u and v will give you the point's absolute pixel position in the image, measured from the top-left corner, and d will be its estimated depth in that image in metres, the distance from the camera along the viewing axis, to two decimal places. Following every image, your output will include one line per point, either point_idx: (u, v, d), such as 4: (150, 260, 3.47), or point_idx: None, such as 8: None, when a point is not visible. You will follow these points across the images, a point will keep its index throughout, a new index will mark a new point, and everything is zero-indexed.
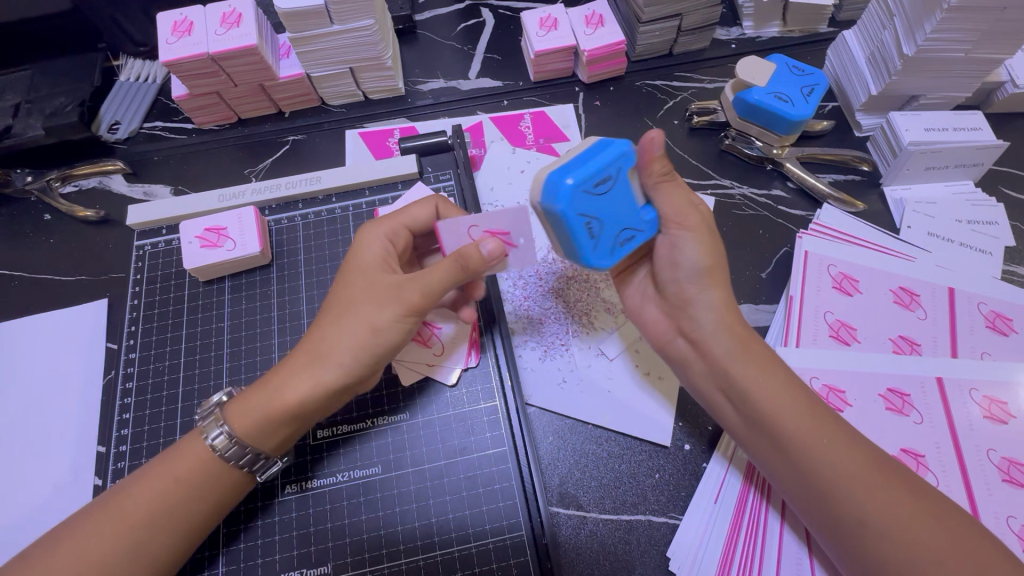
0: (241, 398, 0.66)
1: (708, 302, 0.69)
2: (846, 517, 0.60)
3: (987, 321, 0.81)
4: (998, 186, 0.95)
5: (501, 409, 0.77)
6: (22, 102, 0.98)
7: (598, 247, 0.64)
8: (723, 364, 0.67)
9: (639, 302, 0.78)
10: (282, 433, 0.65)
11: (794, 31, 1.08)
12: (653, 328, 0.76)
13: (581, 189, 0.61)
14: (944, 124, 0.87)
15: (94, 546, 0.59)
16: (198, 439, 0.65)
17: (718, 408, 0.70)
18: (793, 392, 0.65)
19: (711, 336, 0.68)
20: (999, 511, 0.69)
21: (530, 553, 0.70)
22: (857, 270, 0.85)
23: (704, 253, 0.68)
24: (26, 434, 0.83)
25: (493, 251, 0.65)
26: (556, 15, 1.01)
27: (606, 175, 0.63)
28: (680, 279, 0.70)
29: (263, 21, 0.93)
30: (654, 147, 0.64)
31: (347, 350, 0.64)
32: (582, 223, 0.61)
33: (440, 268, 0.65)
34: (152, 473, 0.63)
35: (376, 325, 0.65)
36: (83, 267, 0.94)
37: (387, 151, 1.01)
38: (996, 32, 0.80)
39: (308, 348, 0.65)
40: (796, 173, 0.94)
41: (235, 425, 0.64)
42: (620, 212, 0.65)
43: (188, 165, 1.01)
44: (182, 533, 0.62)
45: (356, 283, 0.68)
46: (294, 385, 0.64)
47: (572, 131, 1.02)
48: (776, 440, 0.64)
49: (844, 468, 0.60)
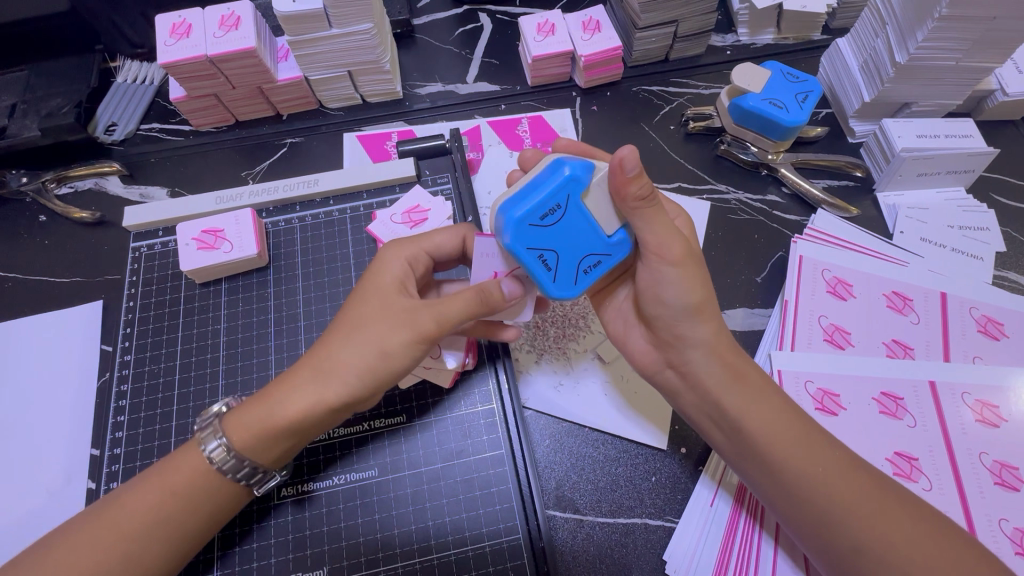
0: (240, 410, 0.65)
1: (698, 338, 0.68)
2: (845, 545, 0.60)
3: (979, 326, 0.82)
4: (989, 193, 0.96)
5: (498, 412, 0.77)
6: (18, 103, 0.97)
7: (556, 278, 0.63)
8: (714, 394, 0.68)
9: (623, 330, 0.78)
10: (279, 448, 0.64)
11: (788, 38, 1.10)
12: (641, 358, 0.76)
13: (528, 222, 0.61)
14: (935, 131, 0.89)
15: (85, 552, 0.58)
16: (195, 448, 0.64)
17: (709, 434, 0.70)
18: (786, 418, 0.66)
19: (702, 365, 0.68)
20: (992, 514, 0.70)
21: (527, 557, 0.70)
22: (851, 274, 0.86)
23: (690, 291, 0.66)
24: (18, 437, 0.82)
25: (513, 292, 0.66)
26: (554, 21, 1.01)
27: (557, 203, 0.62)
28: (667, 315, 0.68)
29: (263, 25, 0.94)
30: (626, 169, 0.58)
31: (352, 368, 0.63)
32: (533, 257, 0.62)
33: (459, 299, 0.65)
34: (148, 481, 0.63)
35: (385, 348, 0.64)
36: (77, 269, 0.93)
37: (385, 154, 1.01)
38: (987, 41, 0.81)
39: (311, 362, 0.64)
40: (791, 178, 0.95)
41: (235, 439, 0.63)
42: (580, 240, 0.64)
43: (185, 167, 1.01)
44: (172, 546, 0.61)
45: (373, 301, 0.67)
46: (297, 401, 0.62)
47: (569, 135, 1.03)
48: (771, 467, 0.64)
49: (841, 498, 0.61)
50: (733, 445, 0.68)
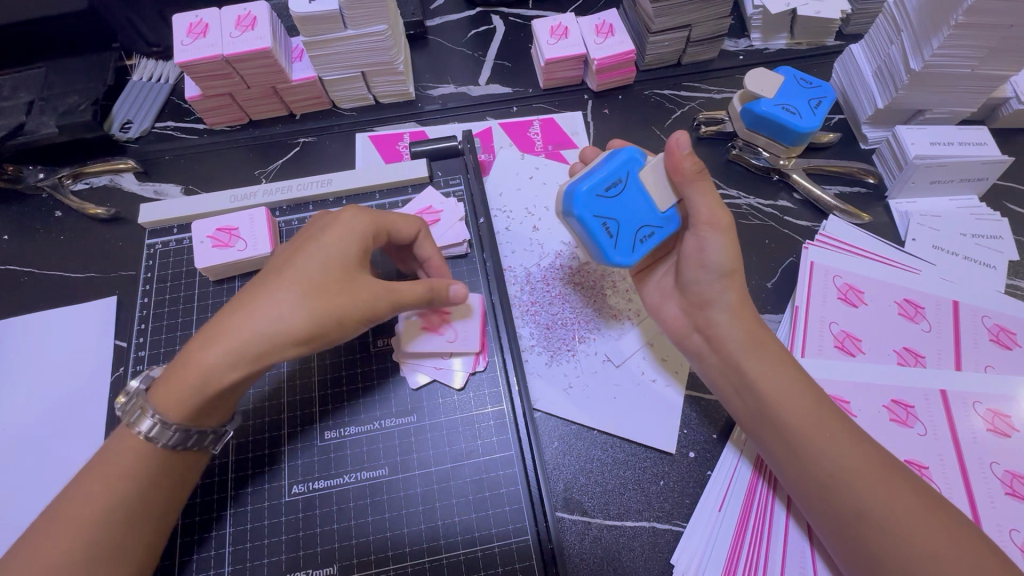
0: (166, 382, 0.63)
1: (724, 299, 0.72)
2: (848, 510, 0.60)
3: (992, 335, 0.82)
4: (1002, 201, 0.96)
5: (507, 414, 0.78)
6: (35, 100, 0.98)
7: (617, 245, 0.69)
8: (735, 357, 0.70)
9: (659, 299, 0.81)
10: (208, 409, 0.63)
11: (801, 44, 1.10)
12: (672, 324, 0.79)
13: (594, 195, 0.68)
14: (949, 139, 0.88)
15: (55, 545, 0.57)
16: (128, 432, 0.63)
17: (729, 401, 0.72)
18: (799, 384, 0.67)
19: (726, 329, 0.71)
20: (1003, 524, 0.69)
21: (535, 558, 0.70)
22: (863, 282, 0.85)
23: (729, 255, 0.71)
24: (31, 430, 0.83)
25: (459, 296, 0.73)
26: (567, 24, 1.02)
27: (620, 178, 0.69)
28: (703, 277, 0.73)
29: (278, 25, 0.94)
30: (681, 147, 0.67)
31: (283, 326, 0.61)
32: (598, 225, 0.68)
33: (413, 289, 0.69)
34: (94, 473, 0.61)
35: (327, 302, 0.63)
36: (92, 264, 0.94)
37: (397, 155, 1.02)
38: (1003, 49, 0.81)
39: (236, 323, 0.61)
40: (803, 184, 0.95)
41: (166, 412, 0.62)
42: (637, 212, 0.70)
43: (199, 165, 1.01)
44: (132, 528, 0.61)
45: (302, 258, 0.65)
46: (219, 362, 0.61)
47: (580, 138, 1.03)
48: (779, 429, 0.66)
49: (845, 464, 0.61)
50: (749, 411, 0.69)
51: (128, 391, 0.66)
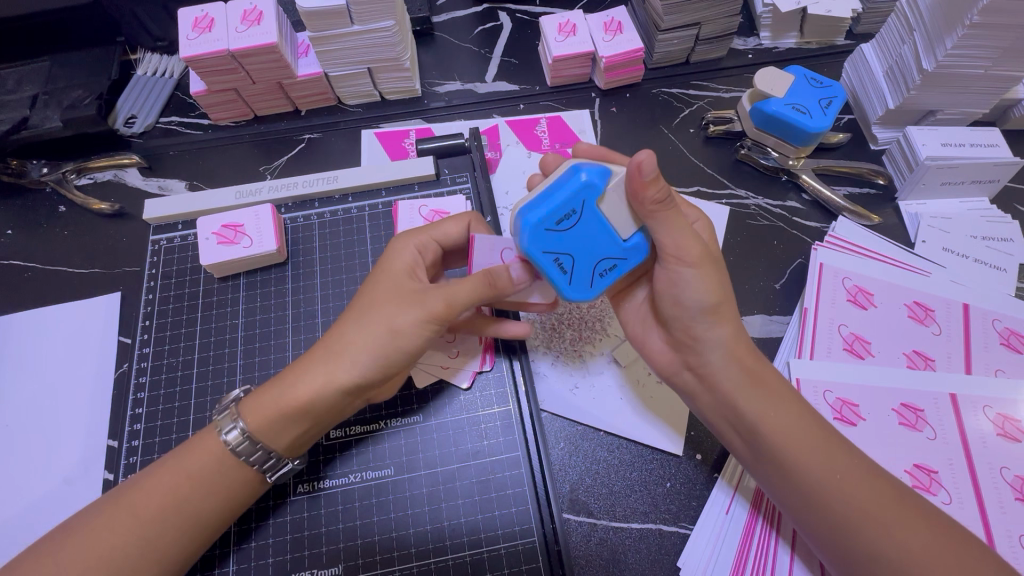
0: (256, 393, 0.66)
1: (715, 338, 0.68)
2: (862, 551, 0.59)
3: (1002, 339, 0.81)
4: (1012, 203, 0.95)
5: (514, 415, 0.77)
6: (40, 93, 0.98)
7: (571, 280, 0.64)
8: (732, 398, 0.67)
9: (642, 330, 0.78)
10: (295, 431, 0.65)
11: (811, 42, 1.09)
12: (659, 359, 0.76)
13: (543, 228, 0.61)
14: (961, 139, 0.88)
15: (104, 539, 0.59)
16: (212, 434, 0.65)
17: (728, 439, 0.70)
18: (806, 420, 0.65)
19: (720, 371, 0.68)
20: (1012, 529, 0.69)
21: (541, 560, 0.70)
22: (873, 284, 0.85)
23: (710, 291, 0.65)
24: (33, 427, 0.83)
25: (521, 276, 0.64)
26: (575, 22, 1.01)
27: (573, 208, 0.61)
28: (684, 316, 0.68)
29: (284, 20, 0.93)
30: (643, 174, 0.57)
31: (364, 347, 0.64)
32: (549, 261, 0.62)
33: (468, 283, 0.65)
34: (164, 467, 0.63)
35: (396, 328, 0.64)
36: (95, 260, 0.94)
37: (403, 152, 1.01)
38: (1017, 49, 0.80)
39: (326, 344, 0.65)
40: (812, 185, 0.94)
41: (252, 422, 0.64)
42: (597, 245, 0.63)
43: (203, 161, 1.01)
44: (191, 534, 0.62)
45: (378, 290, 0.67)
46: (308, 381, 0.63)
47: (588, 137, 1.02)
48: (788, 469, 0.63)
49: (859, 504, 0.60)
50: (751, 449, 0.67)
51: (226, 395, 0.68)
